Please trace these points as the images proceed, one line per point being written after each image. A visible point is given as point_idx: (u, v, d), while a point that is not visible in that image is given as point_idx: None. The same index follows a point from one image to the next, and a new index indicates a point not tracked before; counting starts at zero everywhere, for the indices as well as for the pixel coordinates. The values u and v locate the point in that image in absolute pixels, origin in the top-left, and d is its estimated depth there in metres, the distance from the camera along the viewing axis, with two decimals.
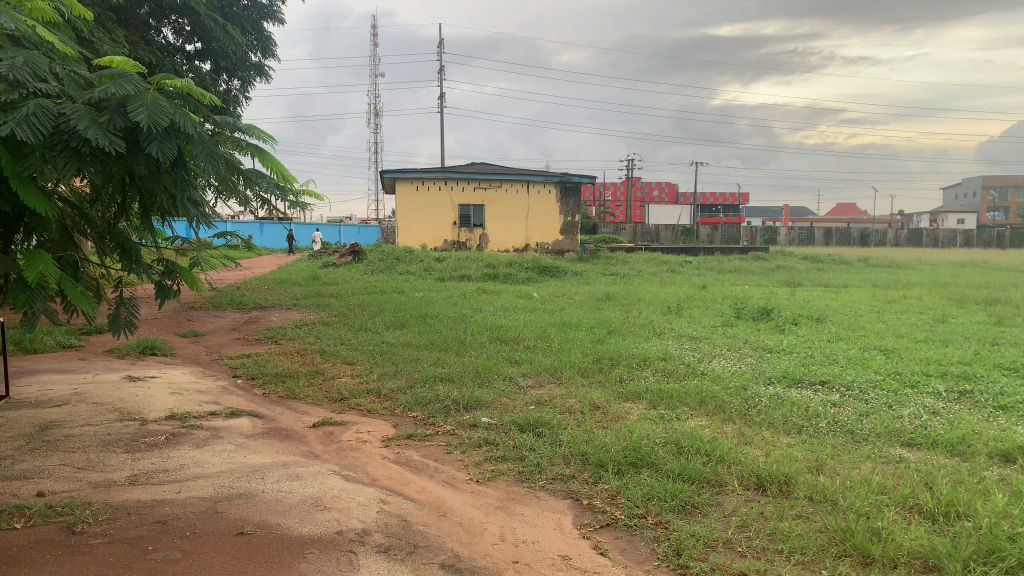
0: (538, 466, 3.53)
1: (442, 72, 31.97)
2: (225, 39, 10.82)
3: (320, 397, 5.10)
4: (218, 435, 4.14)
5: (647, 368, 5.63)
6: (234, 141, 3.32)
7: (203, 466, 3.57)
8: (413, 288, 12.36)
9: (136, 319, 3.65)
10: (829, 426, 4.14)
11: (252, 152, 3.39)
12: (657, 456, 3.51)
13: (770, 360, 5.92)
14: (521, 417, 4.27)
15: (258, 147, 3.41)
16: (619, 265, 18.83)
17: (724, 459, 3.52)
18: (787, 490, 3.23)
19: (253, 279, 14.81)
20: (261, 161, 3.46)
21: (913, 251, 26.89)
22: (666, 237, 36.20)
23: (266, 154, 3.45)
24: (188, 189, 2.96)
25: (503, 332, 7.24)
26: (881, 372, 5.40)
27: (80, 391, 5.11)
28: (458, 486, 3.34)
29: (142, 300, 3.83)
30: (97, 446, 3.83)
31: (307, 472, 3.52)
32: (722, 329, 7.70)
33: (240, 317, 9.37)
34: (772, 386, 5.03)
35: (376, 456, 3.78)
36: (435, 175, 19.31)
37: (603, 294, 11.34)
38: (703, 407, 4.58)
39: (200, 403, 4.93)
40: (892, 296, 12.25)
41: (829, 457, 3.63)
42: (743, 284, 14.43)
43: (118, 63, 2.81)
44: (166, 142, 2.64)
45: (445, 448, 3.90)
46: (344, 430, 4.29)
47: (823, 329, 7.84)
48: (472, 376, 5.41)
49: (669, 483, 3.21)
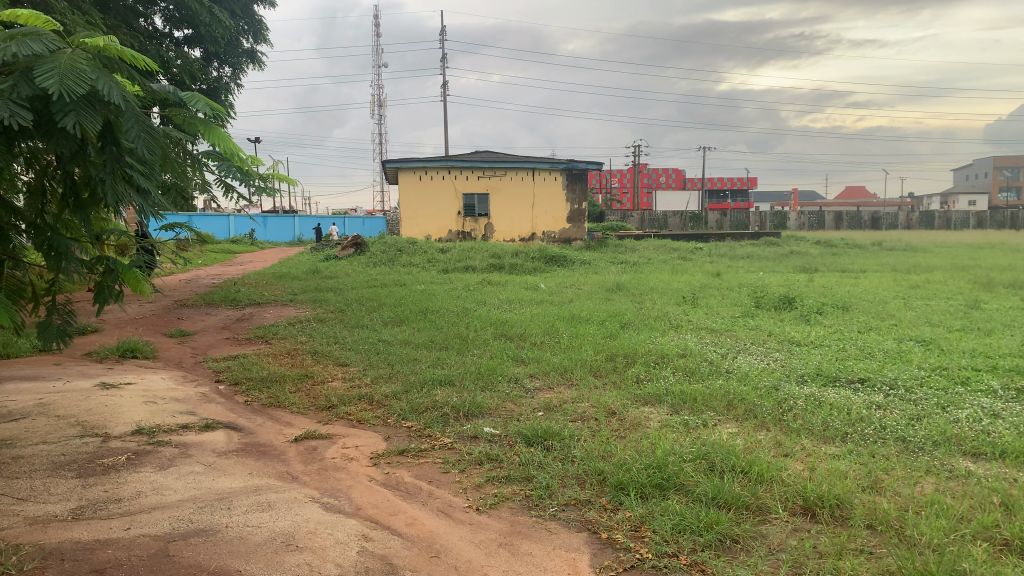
0: (547, 489, 3.05)
1: (444, 58, 31.32)
2: (214, 24, 10.34)
3: (307, 404, 4.63)
4: (187, 453, 3.67)
5: (666, 366, 5.13)
6: (177, 114, 2.83)
7: (163, 494, 3.09)
8: (415, 280, 11.86)
9: (71, 329, 3.10)
10: (877, 433, 3.66)
11: (200, 127, 2.89)
12: (686, 476, 3.02)
13: (801, 355, 5.39)
14: (528, 427, 3.79)
15: (206, 120, 2.91)
16: (629, 253, 18.28)
17: (764, 479, 3.03)
18: (843, 516, 2.74)
19: (252, 274, 14.32)
20: (211, 138, 2.95)
21: (929, 233, 26.22)
22: (674, 224, 35.66)
23: (217, 128, 2.96)
24: (124, 171, 2.47)
25: (509, 327, 6.75)
26: (925, 367, 4.89)
27: (45, 402, 4.65)
28: (454, 516, 2.86)
29: (80, 305, 3.30)
30: (46, 470, 3.36)
31: (280, 499, 3.04)
32: (743, 320, 7.19)
33: (232, 315, 8.89)
34: (807, 385, 4.54)
35: (363, 478, 3.30)
36: (438, 163, 18.82)
37: (613, 283, 10.82)
38: (731, 411, 4.11)
39: (174, 413, 4.46)
40: (915, 281, 11.68)
41: (883, 473, 3.15)
42: (758, 271, 13.86)
43: (25, 18, 2.30)
44: (87, 115, 2.16)
45: (441, 467, 3.42)
46: (329, 445, 3.82)
47: (851, 318, 7.34)
48: (474, 379, 4.91)
49: (702, 511, 2.73)
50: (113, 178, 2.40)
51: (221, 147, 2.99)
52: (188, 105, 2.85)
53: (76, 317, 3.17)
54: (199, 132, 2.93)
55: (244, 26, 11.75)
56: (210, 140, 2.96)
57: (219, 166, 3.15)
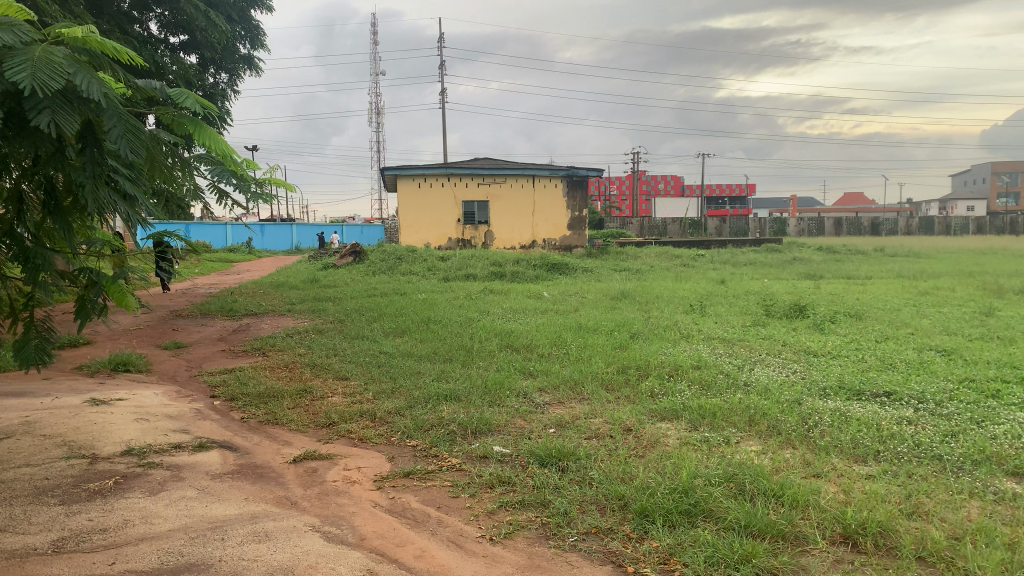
0: (566, 516, 2.84)
1: (442, 66, 31.16)
2: (210, 29, 10.16)
3: (306, 422, 4.41)
4: (180, 476, 3.46)
5: (680, 379, 4.92)
6: (164, 112, 2.63)
7: (152, 523, 2.88)
8: (416, 289, 11.66)
9: (53, 347, 2.83)
10: (911, 451, 3.45)
11: (188, 126, 2.69)
12: (715, 501, 2.82)
13: (820, 367, 5.18)
14: (541, 446, 3.58)
15: (195, 118, 2.71)
16: (631, 261, 18.08)
17: (799, 504, 2.82)
18: (888, 547, 2.53)
19: (250, 283, 14.08)
20: (199, 139, 2.74)
21: (930, 239, 26.03)
22: (674, 231, 35.53)
23: (206, 130, 2.76)
24: (106, 175, 2.27)
25: (514, 338, 6.54)
26: (953, 379, 4.68)
27: (31, 420, 4.43)
28: (466, 547, 2.65)
29: (61, 321, 3.03)
30: (28, 496, 3.15)
31: (278, 528, 2.82)
32: (755, 329, 6.99)
33: (229, 325, 8.66)
34: (830, 399, 4.33)
35: (367, 504, 3.09)
36: (438, 171, 18.64)
37: (618, 291, 10.61)
38: (753, 427, 3.90)
39: (167, 432, 4.24)
40: (924, 288, 11.48)
41: (925, 495, 2.94)
42: (764, 278, 13.66)
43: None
44: (63, 113, 1.96)
45: (449, 490, 3.21)
46: (331, 466, 3.60)
47: (865, 326, 7.14)
48: (480, 393, 4.69)
49: (736, 541, 2.52)
50: (94, 182, 2.19)
51: (210, 149, 2.79)
52: (175, 102, 2.64)
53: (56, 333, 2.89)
54: (187, 132, 2.71)
55: (240, 31, 11.58)
56: (200, 142, 2.77)
57: (211, 169, 2.96)
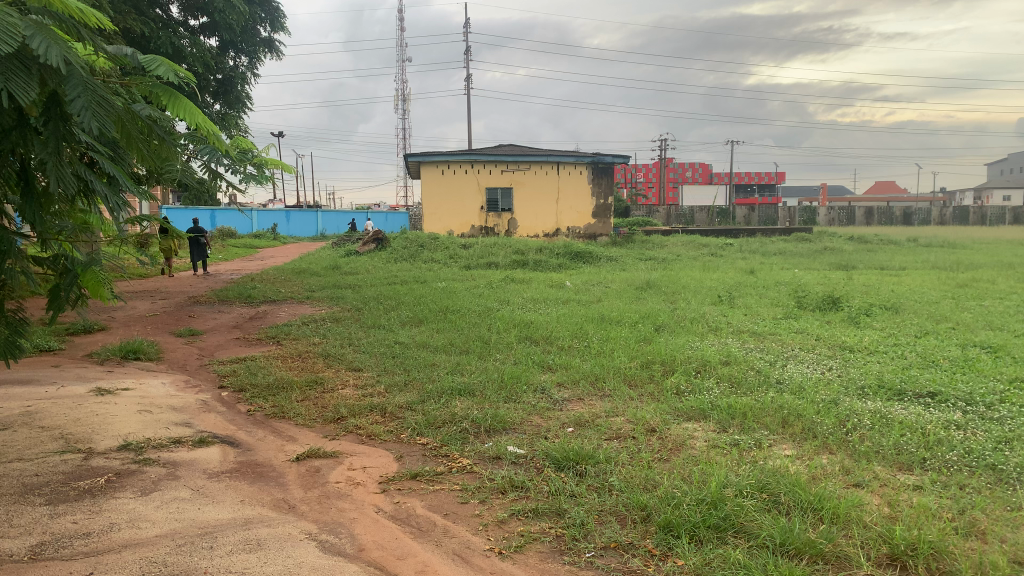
0: (582, 528, 2.61)
1: (467, 52, 30.82)
2: (229, 10, 9.99)
3: (314, 416, 4.22)
4: (175, 474, 3.27)
5: (708, 375, 4.65)
6: (139, 83, 2.42)
7: (139, 528, 2.68)
8: (436, 277, 11.45)
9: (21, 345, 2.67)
10: (962, 459, 3.16)
11: (164, 98, 2.48)
12: (747, 515, 2.57)
13: (857, 363, 4.89)
14: (558, 446, 3.34)
15: (172, 90, 2.51)
16: (657, 250, 17.74)
17: (839, 520, 2.55)
18: (941, 571, 2.26)
19: (271, 270, 13.96)
20: (176, 112, 2.53)
21: (965, 229, 25.31)
22: (702, 220, 34.97)
23: (185, 103, 2.56)
24: (76, 151, 2.05)
25: (534, 329, 6.30)
26: (1002, 379, 4.37)
27: (31, 411, 4.27)
28: (472, 561, 2.43)
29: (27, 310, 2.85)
30: (13, 495, 2.97)
31: (272, 536, 2.62)
32: (786, 322, 6.69)
33: (246, 313, 8.52)
34: (869, 400, 4.04)
35: (369, 509, 2.88)
36: (461, 157, 18.41)
37: (643, 281, 10.32)
38: (786, 429, 3.63)
39: (169, 425, 4.07)
40: (961, 279, 11.02)
41: (979, 511, 2.66)
42: (793, 268, 13.31)
43: None
44: (19, 79, 1.74)
45: (459, 495, 2.99)
46: (334, 466, 3.39)
47: (904, 320, 6.80)
48: (495, 388, 4.47)
49: (772, 561, 2.27)
50: (59, 159, 1.97)
51: (188, 123, 2.58)
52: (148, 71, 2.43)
53: (26, 326, 2.71)
54: (165, 105, 2.52)
55: (260, 14, 11.38)
56: (177, 115, 2.56)
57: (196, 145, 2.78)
